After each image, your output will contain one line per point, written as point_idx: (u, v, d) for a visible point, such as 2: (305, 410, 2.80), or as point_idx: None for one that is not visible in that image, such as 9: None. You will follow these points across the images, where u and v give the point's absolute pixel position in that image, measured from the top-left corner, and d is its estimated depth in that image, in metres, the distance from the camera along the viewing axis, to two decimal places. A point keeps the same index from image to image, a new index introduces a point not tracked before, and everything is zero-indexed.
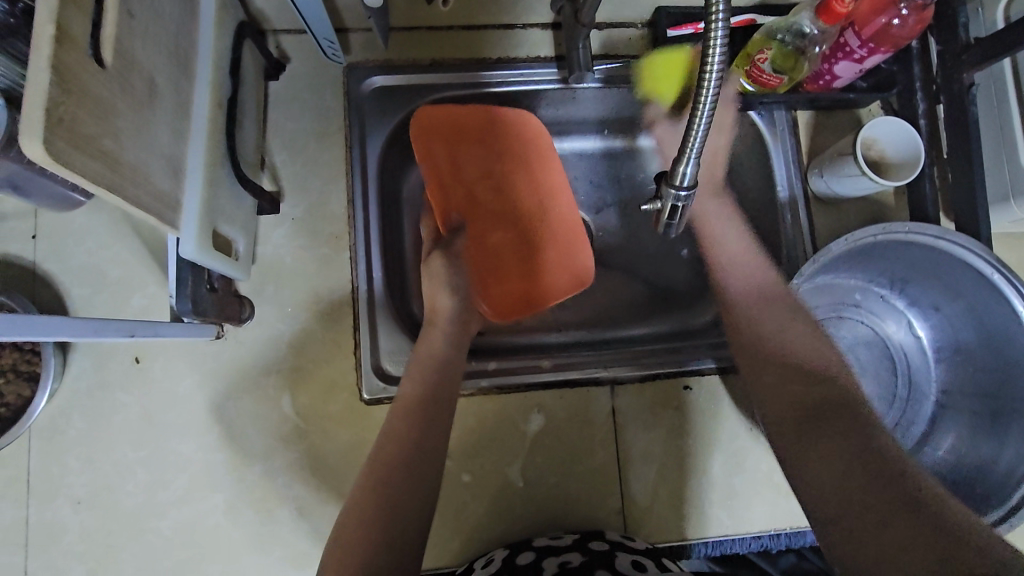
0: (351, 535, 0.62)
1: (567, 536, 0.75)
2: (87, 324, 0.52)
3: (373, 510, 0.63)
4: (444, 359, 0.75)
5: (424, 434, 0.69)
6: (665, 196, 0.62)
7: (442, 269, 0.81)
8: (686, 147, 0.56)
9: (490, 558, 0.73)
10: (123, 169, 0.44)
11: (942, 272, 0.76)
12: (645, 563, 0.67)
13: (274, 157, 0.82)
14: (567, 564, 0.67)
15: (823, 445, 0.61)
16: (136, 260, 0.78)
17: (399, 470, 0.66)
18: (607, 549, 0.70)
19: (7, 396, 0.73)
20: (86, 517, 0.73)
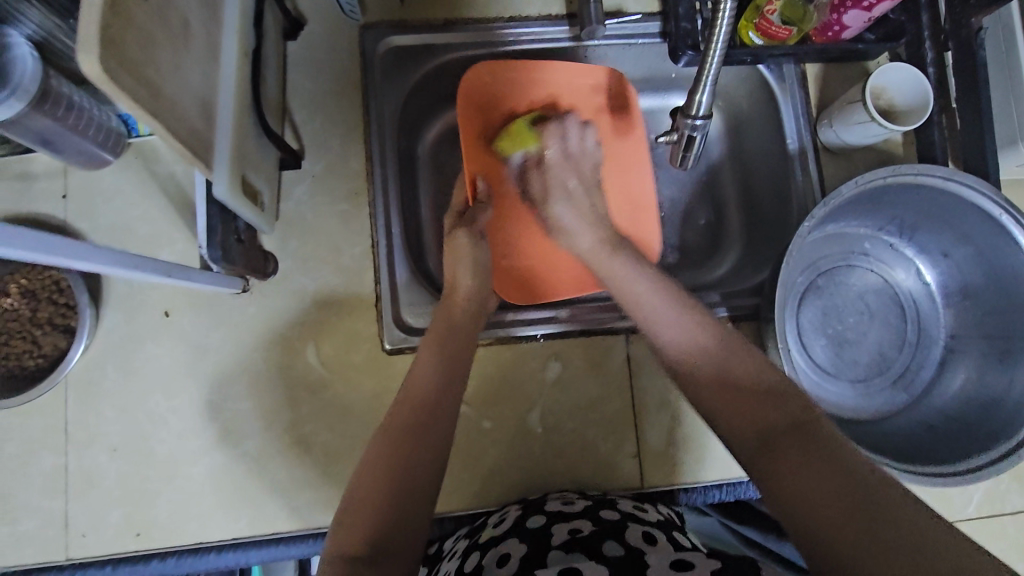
0: (364, 496, 0.59)
1: (578, 503, 0.72)
2: (124, 258, 0.54)
3: (388, 465, 0.60)
4: (461, 328, 0.74)
5: (440, 400, 0.66)
6: (682, 128, 0.70)
7: (464, 245, 0.80)
8: (702, 76, 0.64)
9: (503, 517, 0.73)
10: (165, 100, 0.46)
11: (951, 215, 0.77)
12: (657, 537, 0.64)
13: (294, 116, 0.84)
14: (578, 531, 0.64)
15: (784, 455, 0.55)
16: (163, 217, 0.80)
17: (418, 433, 0.63)
18: (617, 519, 0.67)
19: (44, 347, 0.76)
20: (122, 464, 0.76)
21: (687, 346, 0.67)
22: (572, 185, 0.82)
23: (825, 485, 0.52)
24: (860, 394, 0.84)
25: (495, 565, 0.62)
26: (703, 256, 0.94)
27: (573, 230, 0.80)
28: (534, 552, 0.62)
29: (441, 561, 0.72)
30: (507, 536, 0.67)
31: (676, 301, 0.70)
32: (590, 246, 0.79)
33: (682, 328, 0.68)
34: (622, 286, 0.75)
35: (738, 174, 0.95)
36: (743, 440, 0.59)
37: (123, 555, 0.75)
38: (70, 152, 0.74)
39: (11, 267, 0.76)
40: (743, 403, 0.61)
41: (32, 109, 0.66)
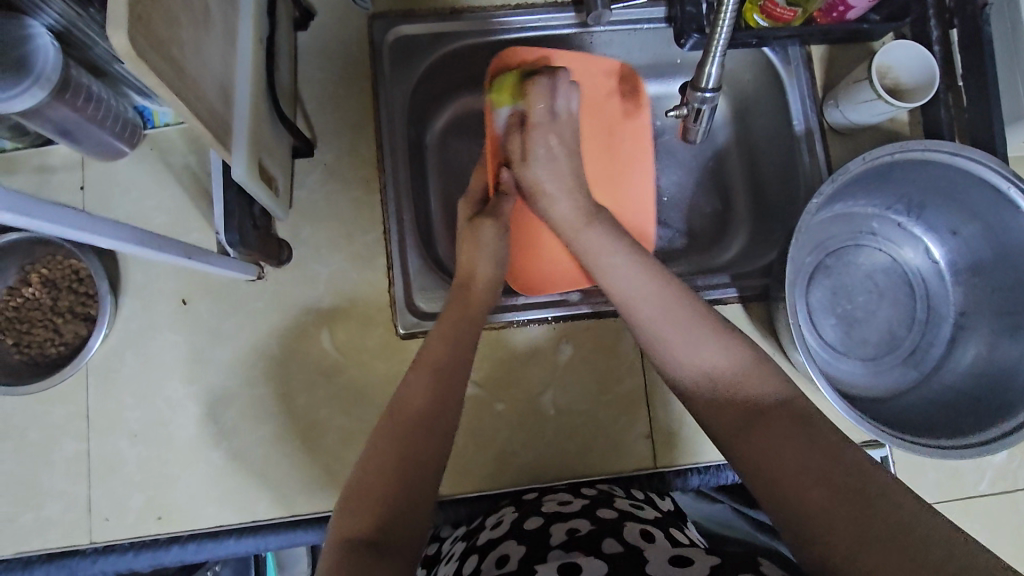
0: (370, 489, 0.57)
1: (576, 502, 0.70)
2: (148, 239, 0.55)
3: (398, 455, 0.58)
4: (473, 319, 0.71)
5: (449, 390, 0.64)
6: (691, 101, 0.71)
7: (489, 236, 0.78)
8: (712, 47, 0.64)
9: (499, 519, 0.71)
10: (188, 79, 0.47)
11: (959, 191, 0.77)
12: (655, 534, 0.62)
13: (305, 106, 0.85)
14: (575, 532, 0.62)
15: (767, 435, 0.55)
16: (178, 206, 0.81)
17: (425, 427, 0.61)
18: (615, 518, 0.64)
19: (67, 336, 0.79)
20: (143, 449, 0.77)
21: (669, 328, 0.64)
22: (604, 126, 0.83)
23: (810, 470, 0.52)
24: (870, 372, 0.84)
25: (495, 567, 0.60)
26: (712, 239, 0.95)
27: (551, 191, 0.77)
28: (533, 552, 0.60)
29: (439, 563, 0.71)
30: (505, 538, 0.65)
31: (651, 282, 0.67)
32: (567, 212, 0.75)
33: (675, 320, 0.64)
34: (600, 258, 0.71)
35: (745, 157, 0.95)
36: (722, 420, 0.58)
37: (145, 539, 0.76)
38: (88, 143, 0.76)
39: (34, 258, 0.80)
40: (726, 382, 0.59)
41: (53, 97, 0.68)
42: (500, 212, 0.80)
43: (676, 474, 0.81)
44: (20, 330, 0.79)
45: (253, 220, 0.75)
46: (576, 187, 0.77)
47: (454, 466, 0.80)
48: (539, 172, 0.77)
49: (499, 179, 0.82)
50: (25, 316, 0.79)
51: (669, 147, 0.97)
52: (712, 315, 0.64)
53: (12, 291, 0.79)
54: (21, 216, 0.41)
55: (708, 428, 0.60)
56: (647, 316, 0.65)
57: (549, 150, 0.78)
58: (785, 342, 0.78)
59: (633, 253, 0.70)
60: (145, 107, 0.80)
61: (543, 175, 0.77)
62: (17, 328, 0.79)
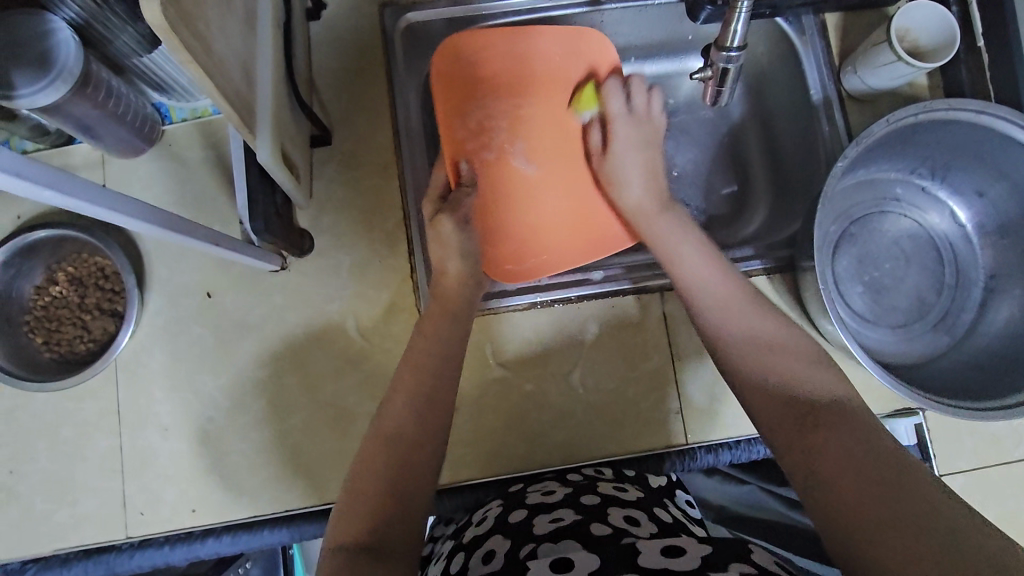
0: (367, 484, 0.55)
1: (560, 491, 0.69)
2: (177, 223, 0.55)
3: (392, 448, 0.57)
4: (456, 313, 0.70)
5: (437, 382, 0.62)
6: (716, 62, 0.70)
7: (451, 233, 0.73)
8: (736, 6, 0.63)
9: (485, 514, 0.69)
10: (215, 57, 0.48)
11: (987, 151, 0.76)
12: (638, 518, 0.62)
13: (320, 96, 0.85)
14: (560, 521, 0.60)
15: (806, 418, 0.53)
16: (198, 200, 0.82)
17: (414, 416, 0.59)
18: (597, 503, 0.64)
19: (95, 332, 0.81)
20: (175, 442, 0.78)
21: (729, 302, 0.64)
22: (642, 140, 0.79)
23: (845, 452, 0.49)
24: (901, 339, 0.83)
25: (480, 563, 0.58)
26: (733, 215, 0.93)
27: (626, 179, 0.78)
28: (519, 544, 0.59)
29: (429, 564, 0.69)
30: (490, 533, 0.63)
31: (711, 265, 0.68)
32: (640, 200, 0.76)
33: (740, 307, 0.63)
34: (669, 246, 0.71)
35: (762, 131, 0.94)
36: (768, 404, 0.56)
37: (180, 532, 0.76)
38: (109, 138, 0.76)
39: (60, 257, 0.81)
40: (760, 346, 0.59)
41: (74, 94, 0.68)
42: (460, 206, 0.75)
43: (706, 450, 0.80)
44: (48, 329, 0.80)
45: (275, 208, 0.75)
46: (649, 177, 0.78)
47: (486, 448, 0.80)
48: (616, 163, 0.78)
49: (458, 169, 0.78)
50: (53, 315, 0.81)
51: (684, 124, 0.96)
52: (771, 307, 0.63)
53: (40, 290, 0.81)
54: (61, 195, 0.41)
55: (754, 417, 0.57)
56: (699, 290, 0.66)
57: (627, 142, 0.78)
58: (814, 312, 0.77)
59: (701, 242, 0.71)
60: (163, 103, 0.81)
61: (621, 165, 0.78)
62: (45, 326, 0.80)
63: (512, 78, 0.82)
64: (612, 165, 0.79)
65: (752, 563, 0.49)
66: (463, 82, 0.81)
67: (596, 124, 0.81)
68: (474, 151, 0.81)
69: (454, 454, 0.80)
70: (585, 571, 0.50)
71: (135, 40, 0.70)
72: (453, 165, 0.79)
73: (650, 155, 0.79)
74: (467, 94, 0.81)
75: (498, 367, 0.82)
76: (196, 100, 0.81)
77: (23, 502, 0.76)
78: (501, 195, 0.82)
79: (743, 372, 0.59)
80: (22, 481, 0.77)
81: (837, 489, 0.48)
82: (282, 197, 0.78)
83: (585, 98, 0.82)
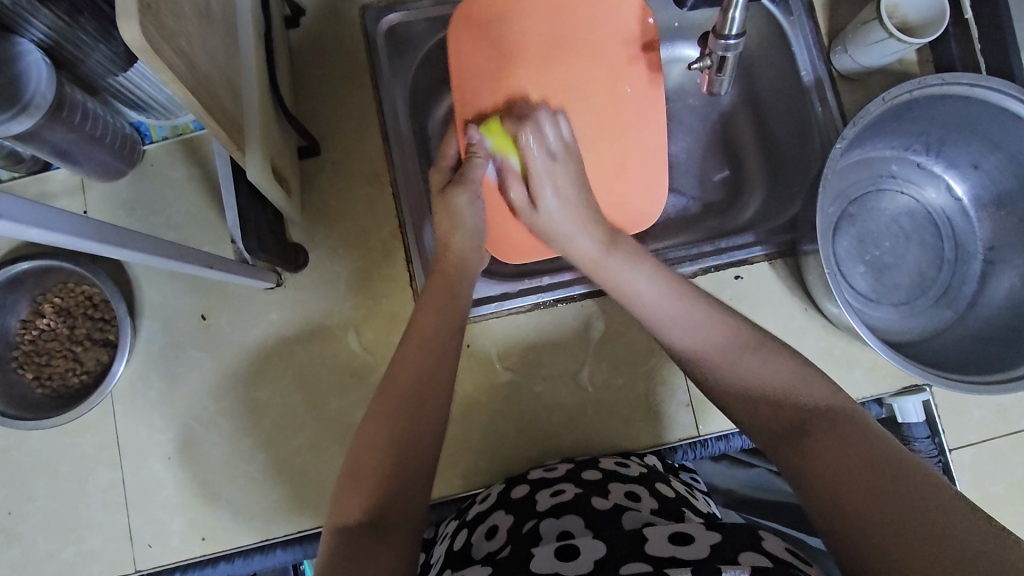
0: (368, 466, 0.53)
1: (561, 467, 0.72)
2: (171, 249, 0.54)
3: (393, 428, 0.55)
4: (446, 289, 0.68)
5: (439, 363, 0.60)
6: (714, 51, 0.69)
7: (463, 207, 0.71)
8: None
9: (488, 492, 0.72)
10: (196, 73, 0.48)
11: (981, 123, 0.76)
12: (640, 492, 0.63)
13: (304, 106, 0.83)
14: (561, 494, 0.63)
15: (808, 431, 0.51)
16: (184, 220, 0.79)
17: (407, 394, 0.57)
18: (600, 479, 0.66)
19: (88, 363, 0.78)
20: (178, 470, 0.76)
21: (701, 342, 0.59)
22: (568, 187, 0.72)
23: (857, 471, 0.46)
24: (905, 316, 0.83)
25: (484, 539, 0.62)
26: (729, 203, 0.93)
27: (568, 233, 0.72)
28: (522, 519, 0.62)
29: (435, 545, 0.71)
30: (493, 509, 0.66)
31: (668, 295, 0.64)
32: (589, 249, 0.71)
33: (715, 344, 0.59)
34: (624, 289, 0.67)
35: (753, 116, 0.92)
36: (765, 428, 0.54)
37: (192, 560, 0.74)
38: (87, 163, 0.73)
39: (45, 288, 0.79)
40: (714, 359, 0.58)
41: (49, 120, 0.65)
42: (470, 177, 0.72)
43: (718, 438, 0.80)
44: (38, 364, 0.78)
45: (268, 224, 0.73)
46: (595, 225, 0.72)
47: (499, 453, 0.79)
48: (551, 217, 0.72)
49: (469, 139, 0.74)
50: (42, 348, 0.78)
51: (674, 113, 0.95)
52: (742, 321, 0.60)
53: (26, 324, 0.78)
54: (49, 232, 0.39)
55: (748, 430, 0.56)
56: (688, 352, 0.60)
57: (558, 193, 0.72)
58: (819, 295, 0.77)
59: (664, 278, 0.66)
60: (141, 122, 0.78)
61: (556, 220, 0.72)
62: (35, 361, 0.78)
63: (506, 50, 0.78)
64: (551, 221, 0.73)
65: (759, 551, 0.47)
66: (478, 78, 0.78)
67: (518, 178, 0.73)
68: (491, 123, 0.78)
69: (466, 462, 0.79)
70: (590, 561, 0.49)
71: (108, 60, 0.68)
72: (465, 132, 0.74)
73: (584, 204, 0.73)
74: (467, 66, 0.78)
75: (505, 371, 0.81)
76: (175, 118, 0.78)
77: (25, 542, 0.74)
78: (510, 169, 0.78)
79: (724, 383, 0.57)
80: (22, 522, 0.74)
81: (848, 508, 0.45)
82: (273, 211, 0.76)
83: (551, 33, 0.79)
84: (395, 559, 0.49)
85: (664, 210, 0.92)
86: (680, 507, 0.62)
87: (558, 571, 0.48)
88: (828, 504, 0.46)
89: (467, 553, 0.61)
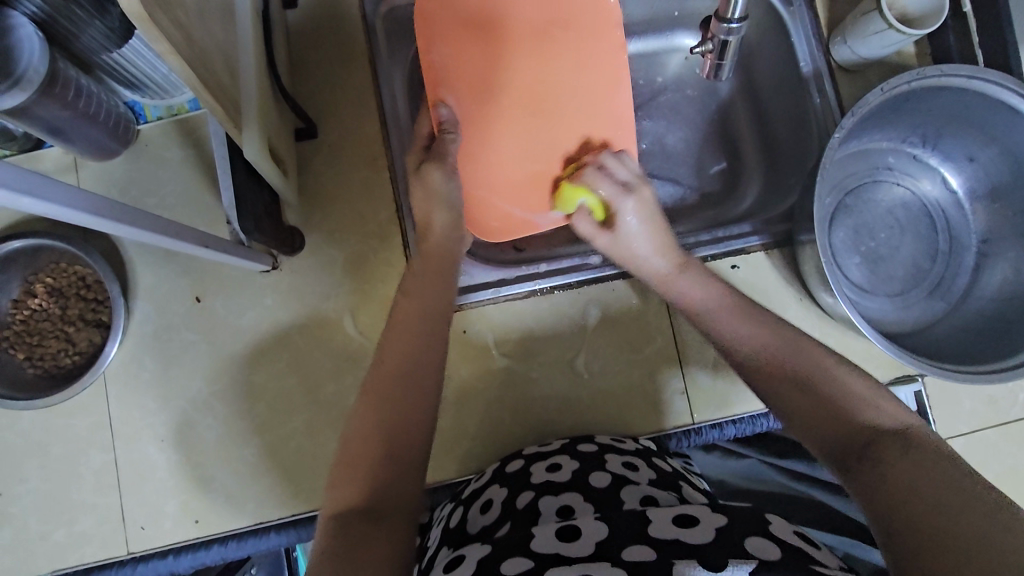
0: (358, 454, 0.53)
1: (555, 442, 0.72)
2: (166, 226, 0.53)
3: (393, 414, 0.54)
4: (438, 277, 0.66)
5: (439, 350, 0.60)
6: (716, 35, 0.70)
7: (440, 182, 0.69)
8: None
9: (483, 473, 0.72)
10: (193, 45, 0.48)
11: (977, 115, 0.76)
12: (637, 465, 0.64)
13: (301, 89, 0.82)
14: (557, 469, 0.64)
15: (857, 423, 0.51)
16: (179, 201, 0.78)
17: (399, 377, 0.56)
18: (595, 452, 0.67)
19: (80, 344, 0.78)
20: (172, 452, 0.75)
21: (770, 342, 0.58)
22: (649, 215, 0.71)
23: (939, 495, 0.43)
24: (899, 307, 0.84)
25: (479, 513, 0.62)
26: (727, 192, 0.93)
27: (640, 256, 0.71)
28: (516, 492, 0.62)
29: (430, 529, 0.71)
30: (488, 484, 0.67)
31: (726, 299, 0.64)
32: (657, 266, 0.70)
33: (783, 352, 0.57)
34: (691, 306, 0.66)
35: (752, 106, 0.93)
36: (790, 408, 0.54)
37: (184, 543, 0.74)
38: (80, 142, 0.73)
39: (37, 268, 0.78)
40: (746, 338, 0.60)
41: (42, 94, 0.65)
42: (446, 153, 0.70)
43: (711, 426, 0.80)
44: (29, 344, 0.77)
45: (264, 206, 0.73)
46: (664, 242, 0.70)
47: (495, 439, 0.79)
48: (625, 246, 0.71)
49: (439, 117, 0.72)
50: (34, 329, 0.78)
51: (673, 102, 0.95)
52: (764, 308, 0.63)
53: (17, 303, 0.78)
54: (39, 201, 0.38)
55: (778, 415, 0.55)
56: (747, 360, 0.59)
57: (636, 219, 0.70)
58: (814, 284, 0.77)
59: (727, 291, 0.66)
60: (136, 102, 0.77)
61: (633, 243, 0.70)
62: (27, 341, 0.77)
63: (463, 28, 0.73)
64: (625, 247, 0.71)
65: (764, 534, 0.47)
66: (454, 62, 0.73)
67: (585, 215, 0.72)
68: (468, 104, 0.74)
69: (461, 448, 0.79)
70: (591, 543, 0.49)
71: (103, 35, 0.67)
72: (435, 106, 0.72)
73: (659, 223, 0.71)
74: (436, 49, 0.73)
75: (500, 357, 0.81)
76: (171, 97, 0.77)
77: (17, 523, 0.73)
78: (486, 152, 0.75)
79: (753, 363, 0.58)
80: (13, 503, 0.74)
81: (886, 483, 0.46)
82: (270, 193, 0.75)
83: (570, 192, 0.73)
84: (392, 539, 0.49)
85: (662, 199, 0.92)
86: (678, 480, 0.63)
87: (558, 552, 0.48)
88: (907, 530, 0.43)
89: (463, 527, 0.61)
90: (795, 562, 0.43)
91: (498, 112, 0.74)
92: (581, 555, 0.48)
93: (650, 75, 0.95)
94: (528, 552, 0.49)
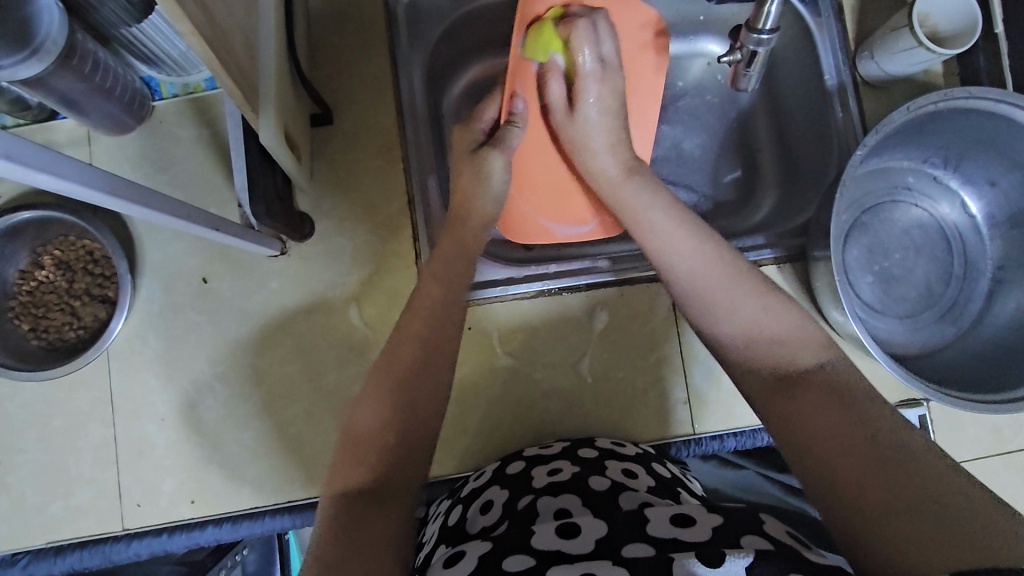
0: (370, 437, 0.53)
1: (557, 445, 0.72)
2: (177, 208, 0.52)
3: (396, 404, 0.54)
4: (449, 270, 0.64)
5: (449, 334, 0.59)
6: (745, 45, 0.69)
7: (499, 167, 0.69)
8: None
9: (482, 471, 0.72)
10: (215, 25, 0.47)
11: (1002, 140, 0.75)
12: (637, 472, 0.63)
13: (318, 73, 0.81)
14: (558, 472, 0.64)
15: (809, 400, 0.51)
16: (190, 181, 0.78)
17: (399, 359, 0.56)
18: (596, 458, 0.67)
19: (85, 318, 0.78)
20: (172, 431, 0.75)
21: (708, 271, 0.61)
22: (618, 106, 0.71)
23: (882, 485, 0.45)
24: (908, 330, 0.83)
25: (478, 513, 0.62)
26: (742, 201, 0.91)
27: (595, 146, 0.70)
28: (517, 495, 0.62)
29: (426, 524, 0.71)
30: (487, 485, 0.66)
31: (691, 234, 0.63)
32: (607, 167, 0.70)
33: (721, 280, 0.60)
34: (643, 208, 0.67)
35: (772, 115, 0.91)
36: (760, 380, 0.55)
37: (180, 522, 0.74)
38: (95, 115, 0.72)
39: (46, 239, 0.78)
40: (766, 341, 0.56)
41: (58, 66, 0.65)
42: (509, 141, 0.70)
43: (712, 438, 0.80)
44: (34, 315, 0.77)
45: (276, 190, 0.72)
46: (618, 144, 0.70)
47: (494, 438, 0.79)
48: (585, 124, 0.70)
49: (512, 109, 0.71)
50: (40, 301, 0.78)
51: (691, 108, 0.93)
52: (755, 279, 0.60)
53: (24, 274, 0.78)
54: (54, 178, 0.38)
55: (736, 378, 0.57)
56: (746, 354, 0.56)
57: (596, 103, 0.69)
58: (824, 301, 0.76)
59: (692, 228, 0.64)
60: (152, 77, 0.76)
61: (590, 126, 0.70)
62: (31, 313, 0.77)
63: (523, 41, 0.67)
64: (582, 129, 0.70)
65: (762, 534, 0.46)
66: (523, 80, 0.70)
67: (553, 74, 0.68)
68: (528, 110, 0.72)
69: (460, 445, 0.79)
70: (591, 539, 0.49)
71: (122, 8, 0.66)
72: (509, 98, 0.70)
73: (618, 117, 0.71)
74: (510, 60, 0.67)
75: (505, 356, 0.80)
76: (188, 75, 0.77)
77: (15, 493, 0.74)
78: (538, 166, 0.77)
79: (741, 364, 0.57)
80: (11, 473, 0.74)
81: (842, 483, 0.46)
82: (281, 177, 0.75)
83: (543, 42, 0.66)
84: (394, 520, 0.49)
85: None
86: (677, 488, 0.62)
87: (559, 550, 0.48)
88: (830, 495, 0.47)
89: (461, 527, 0.61)
90: (791, 555, 0.43)
91: (543, 129, 0.74)
92: (581, 553, 0.47)
93: (671, 79, 0.94)
94: (529, 551, 0.48)
